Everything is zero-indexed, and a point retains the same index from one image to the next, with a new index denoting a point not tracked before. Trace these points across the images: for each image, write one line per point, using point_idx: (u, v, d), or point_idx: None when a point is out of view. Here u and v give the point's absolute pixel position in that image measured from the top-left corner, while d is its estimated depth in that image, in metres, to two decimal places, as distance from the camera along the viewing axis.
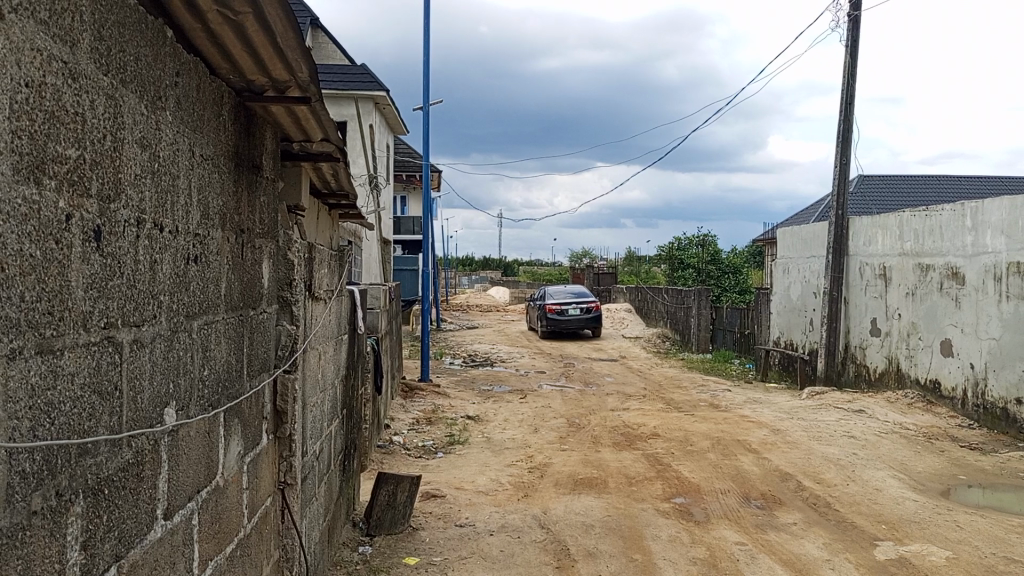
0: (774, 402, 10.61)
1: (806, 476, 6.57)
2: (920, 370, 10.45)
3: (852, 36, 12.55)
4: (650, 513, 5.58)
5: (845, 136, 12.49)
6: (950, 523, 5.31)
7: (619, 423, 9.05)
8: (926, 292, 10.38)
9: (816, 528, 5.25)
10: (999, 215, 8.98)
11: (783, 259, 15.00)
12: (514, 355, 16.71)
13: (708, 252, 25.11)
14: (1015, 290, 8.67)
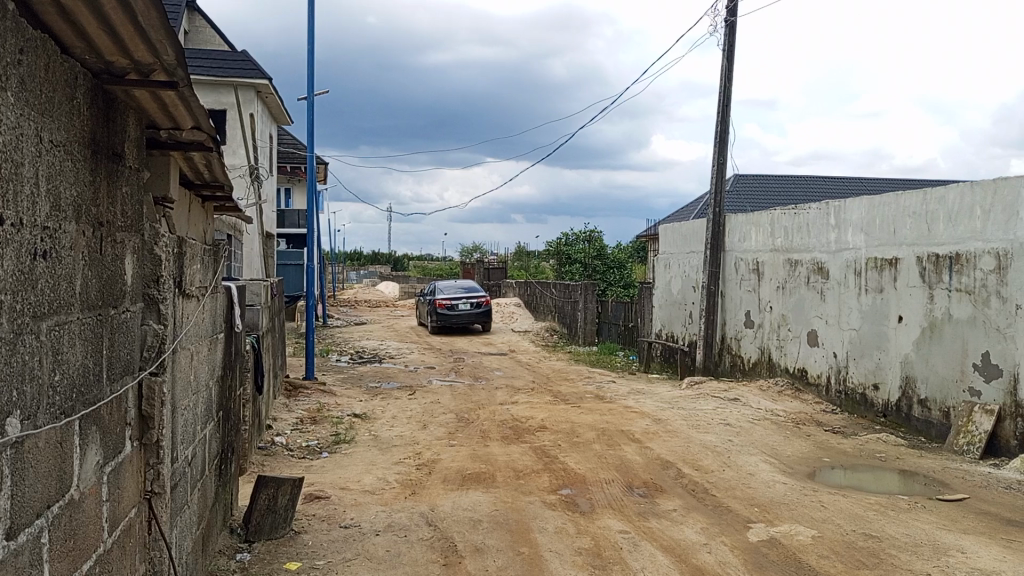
0: (656, 392, 10.97)
1: (685, 463, 6.82)
2: (790, 358, 11.07)
3: (729, 40, 13.12)
4: (537, 506, 5.63)
5: (722, 137, 13.06)
6: (815, 503, 5.64)
7: (507, 417, 9.10)
8: (795, 286, 10.98)
9: (694, 514, 5.45)
10: (860, 214, 9.62)
11: (664, 254, 15.51)
12: (403, 351, 16.51)
13: (594, 248, 25.68)
14: (873, 283, 9.32)
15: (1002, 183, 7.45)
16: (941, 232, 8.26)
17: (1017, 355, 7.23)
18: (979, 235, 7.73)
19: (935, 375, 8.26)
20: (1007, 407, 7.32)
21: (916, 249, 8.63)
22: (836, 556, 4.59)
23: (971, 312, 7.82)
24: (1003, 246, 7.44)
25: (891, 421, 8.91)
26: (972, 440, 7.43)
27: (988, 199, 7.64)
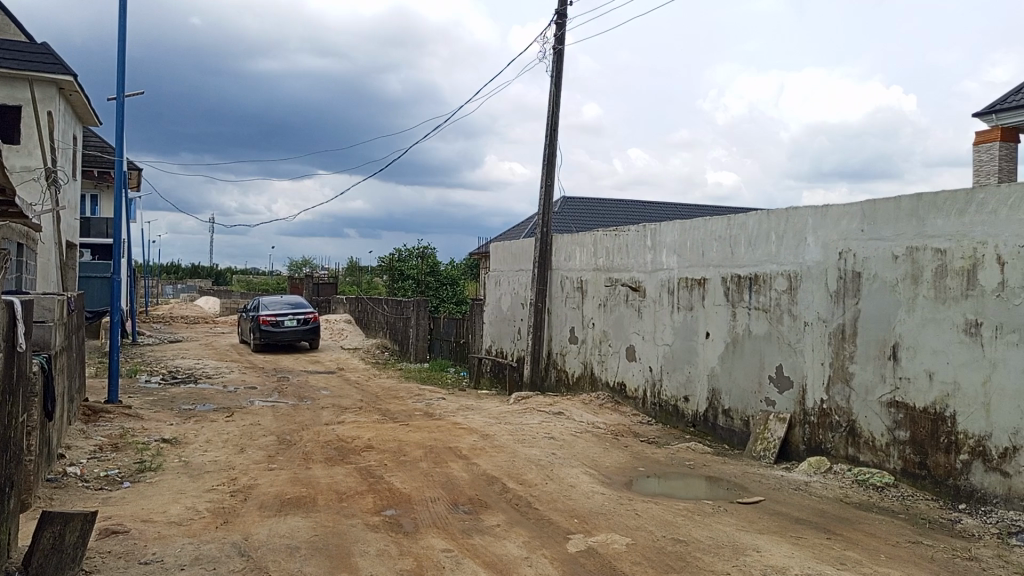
0: (484, 408, 11.08)
1: (510, 478, 6.92)
2: (610, 373, 11.59)
3: (557, 67, 13.65)
4: (359, 529, 5.48)
5: (550, 159, 13.51)
6: (629, 511, 5.91)
7: (332, 438, 8.81)
8: (615, 303, 11.52)
9: (517, 528, 5.52)
10: (673, 237, 10.29)
11: (495, 271, 15.76)
12: (221, 370, 15.59)
13: (427, 264, 25.67)
14: (684, 301, 9.98)
15: (793, 212, 8.25)
16: (742, 255, 8.99)
17: (805, 368, 8.00)
18: (774, 259, 8.50)
19: (737, 387, 8.95)
20: (796, 415, 8.09)
21: (721, 270, 9.33)
22: (647, 562, 4.82)
23: (767, 329, 8.55)
24: (794, 269, 8.21)
25: (699, 430, 9.55)
26: (768, 446, 8.14)
27: (781, 227, 8.43)
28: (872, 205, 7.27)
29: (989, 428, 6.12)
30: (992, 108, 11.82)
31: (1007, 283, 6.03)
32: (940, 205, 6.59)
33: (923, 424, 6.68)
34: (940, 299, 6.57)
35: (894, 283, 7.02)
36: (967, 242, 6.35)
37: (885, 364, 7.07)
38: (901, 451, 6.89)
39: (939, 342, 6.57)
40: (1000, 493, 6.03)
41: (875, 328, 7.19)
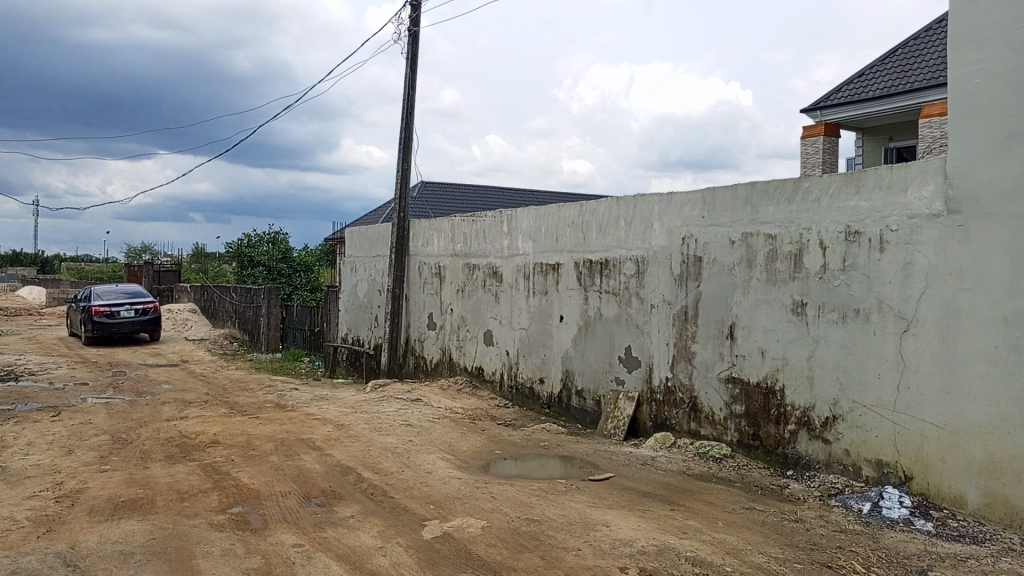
0: (339, 397, 10.82)
1: (365, 468, 6.78)
2: (467, 358, 11.64)
3: (412, 50, 13.46)
4: (202, 529, 5.19)
5: (406, 143, 13.32)
6: (485, 494, 5.95)
7: (174, 434, 8.29)
8: (472, 288, 11.56)
9: (371, 518, 5.42)
10: (528, 223, 10.43)
11: (350, 257, 15.37)
12: (47, 366, 14.28)
13: (279, 250, 24.75)
14: (539, 285, 10.16)
15: (641, 199, 8.58)
16: (594, 241, 9.24)
17: (652, 348, 8.37)
18: (623, 244, 8.80)
19: (589, 367, 9.24)
20: (644, 394, 8.46)
21: (573, 255, 9.57)
22: (502, 543, 4.87)
23: (617, 312, 8.86)
24: (641, 254, 8.54)
25: (554, 411, 9.79)
26: (618, 423, 8.46)
27: (629, 213, 8.74)
28: (712, 194, 7.68)
29: (813, 399, 6.66)
30: (818, 105, 12.84)
31: (828, 266, 6.56)
32: (772, 194, 7.07)
33: (756, 398, 7.17)
34: (771, 281, 7.05)
35: (731, 266, 7.46)
36: (794, 228, 6.84)
37: (723, 342, 7.52)
38: (737, 424, 7.36)
39: (770, 321, 7.05)
40: (821, 459, 6.58)
41: (715, 309, 7.62)
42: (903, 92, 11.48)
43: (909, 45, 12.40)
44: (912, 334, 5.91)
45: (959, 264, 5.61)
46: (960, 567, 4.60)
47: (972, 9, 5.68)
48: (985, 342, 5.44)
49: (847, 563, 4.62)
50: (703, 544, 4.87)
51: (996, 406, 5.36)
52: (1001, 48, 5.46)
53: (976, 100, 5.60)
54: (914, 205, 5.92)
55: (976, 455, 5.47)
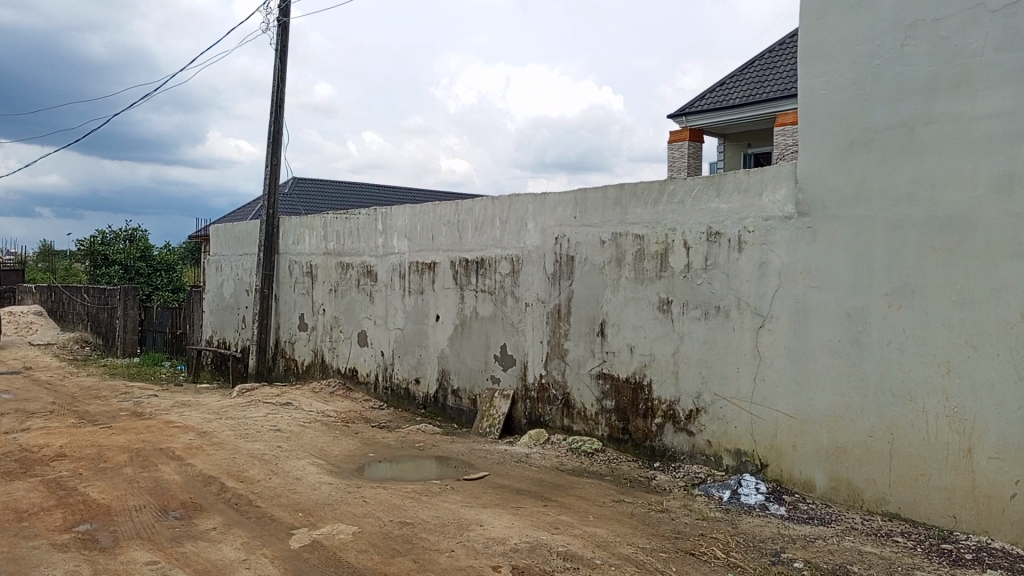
0: (203, 403, 10.28)
1: (229, 476, 6.47)
2: (341, 359, 11.36)
3: (281, 41, 12.99)
4: (43, 551, 4.77)
5: (275, 137, 12.84)
6: (357, 499, 5.81)
7: (12, 448, 7.60)
8: (345, 288, 11.29)
9: (235, 530, 5.17)
10: (403, 221, 10.29)
11: (215, 255, 14.66)
12: None
13: (137, 248, 23.32)
14: (415, 285, 10.05)
15: (515, 198, 8.65)
16: (469, 239, 9.24)
17: (526, 346, 8.46)
18: (498, 243, 8.85)
19: (464, 367, 9.24)
20: (518, 391, 8.54)
21: (449, 254, 9.53)
22: (373, 549, 4.76)
23: (492, 310, 8.90)
24: (516, 253, 8.61)
25: (429, 411, 9.72)
26: (493, 422, 8.50)
27: (504, 212, 8.80)
28: (583, 194, 7.85)
29: (678, 393, 6.94)
30: (683, 111, 13.43)
31: (692, 265, 6.84)
32: (639, 195, 7.30)
33: (625, 393, 7.39)
34: (639, 280, 7.29)
35: (602, 266, 7.65)
36: (660, 229, 7.09)
37: (594, 340, 7.70)
38: (608, 419, 7.56)
39: (639, 318, 7.28)
40: (686, 450, 6.87)
41: (586, 306, 7.79)
42: (761, 101, 12.18)
43: (766, 57, 13.16)
44: (767, 330, 6.26)
45: (808, 263, 5.99)
46: (809, 547, 4.91)
47: (818, 26, 6.02)
48: (831, 337, 5.84)
49: (708, 550, 4.82)
50: (574, 538, 4.95)
51: (841, 396, 5.76)
52: (844, 62, 5.84)
53: (820, 110, 5.98)
54: (769, 207, 6.27)
55: (823, 442, 5.87)
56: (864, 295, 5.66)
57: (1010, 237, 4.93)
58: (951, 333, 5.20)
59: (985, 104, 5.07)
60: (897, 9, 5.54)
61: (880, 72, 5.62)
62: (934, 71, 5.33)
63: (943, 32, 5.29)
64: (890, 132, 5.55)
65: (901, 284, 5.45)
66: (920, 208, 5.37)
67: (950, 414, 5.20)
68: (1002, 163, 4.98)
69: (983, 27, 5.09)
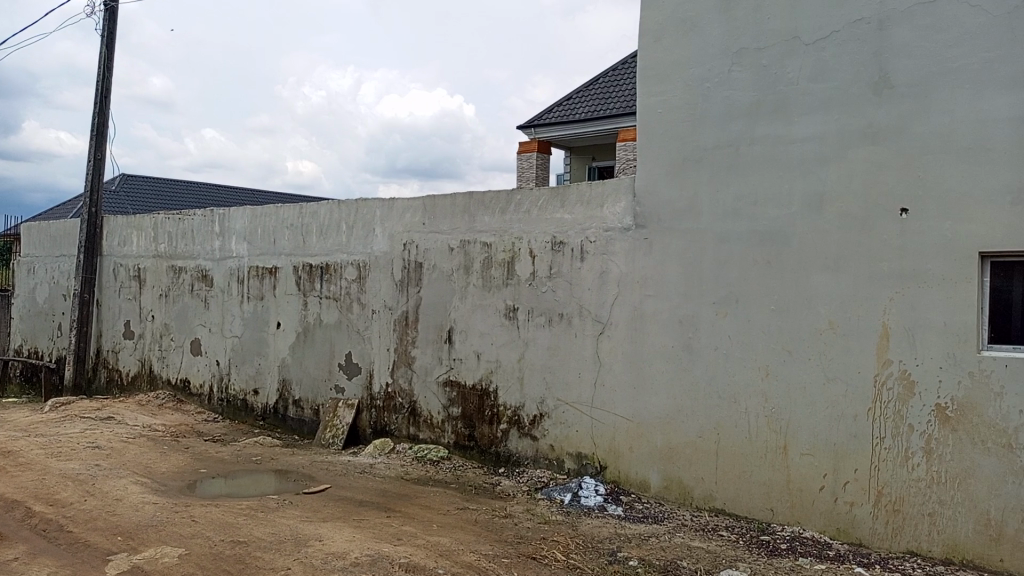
0: (8, 420, 9.28)
1: (37, 500, 5.85)
2: (171, 369, 10.64)
3: (108, 26, 12.04)
4: None
5: (99, 130, 11.85)
6: (185, 519, 5.43)
7: None
8: (177, 293, 10.60)
9: (41, 560, 4.68)
10: (243, 224, 9.81)
11: (27, 257, 13.32)
12: None
13: None
14: (254, 291, 9.59)
15: (362, 203, 8.48)
16: (313, 244, 8.95)
17: (372, 354, 8.29)
18: (343, 249, 8.62)
19: (307, 376, 8.91)
20: (363, 400, 8.35)
21: (292, 259, 9.18)
22: (201, 572, 4.47)
23: (337, 318, 8.65)
24: (362, 259, 8.43)
25: (269, 423, 9.30)
26: (336, 433, 8.26)
27: (351, 217, 8.60)
28: (432, 201, 7.81)
29: (522, 399, 7.05)
30: (532, 123, 13.73)
31: (537, 273, 6.97)
32: (487, 204, 7.36)
33: (472, 400, 7.41)
34: (486, 287, 7.34)
35: (449, 273, 7.64)
36: (507, 237, 7.19)
37: (441, 347, 7.67)
38: (454, 426, 7.55)
39: (486, 325, 7.33)
40: (530, 455, 6.98)
41: (433, 314, 7.75)
42: (604, 117, 12.67)
43: (609, 75, 13.72)
44: (607, 336, 6.49)
45: (645, 272, 6.27)
46: (643, 545, 5.12)
47: (655, 46, 6.30)
48: (665, 343, 6.14)
49: (548, 553, 4.91)
50: (417, 549, 4.88)
51: (673, 399, 6.07)
52: (678, 82, 6.16)
53: (656, 127, 6.27)
54: (609, 219, 6.51)
55: (657, 443, 6.15)
56: (694, 304, 5.99)
57: (820, 251, 5.39)
58: (770, 339, 5.61)
59: (800, 129, 5.53)
60: (726, 36, 5.92)
61: (710, 94, 5.99)
62: (757, 96, 5.74)
63: (765, 60, 5.71)
64: (718, 150, 5.92)
65: (727, 293, 5.82)
66: (743, 223, 5.76)
67: (768, 415, 5.60)
68: (814, 183, 5.45)
69: (799, 57, 5.55)
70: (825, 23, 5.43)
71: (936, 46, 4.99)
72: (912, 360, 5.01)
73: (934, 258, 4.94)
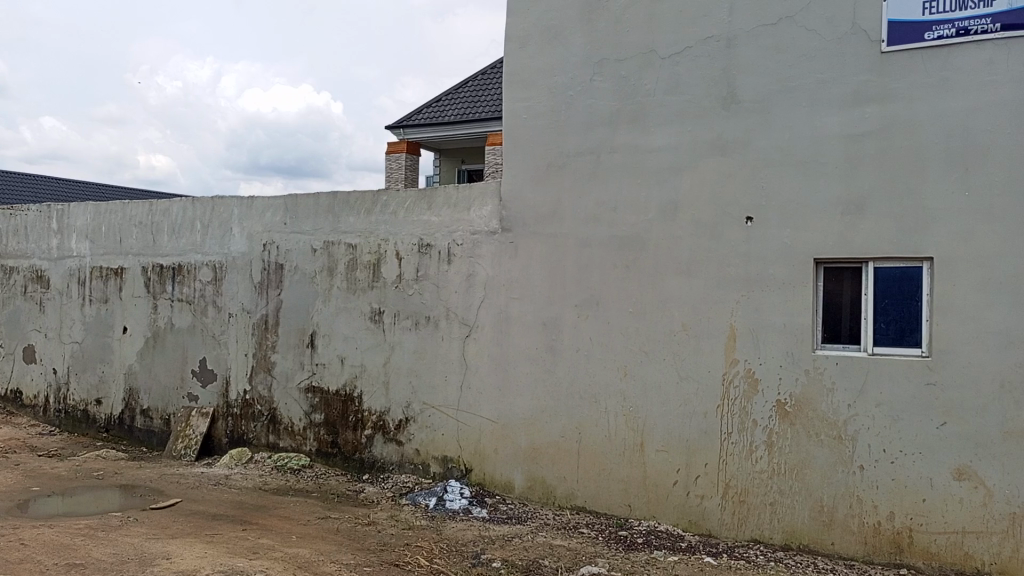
0: None
1: None
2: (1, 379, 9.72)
3: None
4: None
5: None
6: (14, 543, 4.97)
7: None
8: (8, 296, 9.70)
9: None
10: (84, 221, 9.11)
11: None
12: None
13: None
14: (97, 293, 8.93)
15: (219, 201, 8.08)
16: (165, 244, 8.44)
17: (229, 360, 7.92)
18: (198, 249, 8.19)
19: (156, 384, 8.40)
20: (219, 408, 7.96)
21: (140, 259, 8.62)
22: None
23: (190, 322, 8.20)
24: (218, 260, 8.04)
25: (114, 434, 8.69)
26: (189, 443, 7.84)
27: (206, 215, 8.18)
28: (294, 201, 7.56)
29: (387, 403, 6.95)
30: (401, 123, 13.59)
31: (403, 276, 6.90)
32: (352, 204, 7.21)
33: (335, 405, 7.23)
34: (351, 289, 7.18)
35: (312, 275, 7.42)
36: (373, 239, 7.07)
37: (304, 352, 7.44)
38: (316, 433, 7.34)
39: (350, 329, 7.18)
40: (395, 460, 6.89)
41: (295, 317, 7.50)
42: (474, 121, 12.72)
43: (478, 79, 13.80)
44: (473, 339, 6.51)
45: (510, 275, 6.35)
46: (506, 546, 5.17)
47: (520, 52, 6.38)
48: (530, 345, 6.24)
49: (412, 559, 4.86)
50: (274, 562, 4.71)
51: (537, 400, 6.17)
52: (542, 89, 6.28)
53: (521, 133, 6.36)
54: (475, 222, 6.54)
55: (521, 444, 6.23)
56: (558, 306, 6.13)
57: (674, 256, 5.65)
58: (628, 340, 5.82)
59: (656, 139, 5.77)
60: (587, 46, 6.09)
61: (573, 102, 6.14)
62: (617, 106, 5.94)
63: (624, 71, 5.92)
64: (580, 157, 6.08)
65: (588, 296, 5.99)
66: (604, 228, 5.95)
67: (627, 413, 5.80)
68: (668, 192, 5.71)
69: (655, 70, 5.79)
70: (679, 39, 5.70)
71: (777, 66, 5.34)
72: (755, 359, 5.35)
73: (775, 264, 5.29)
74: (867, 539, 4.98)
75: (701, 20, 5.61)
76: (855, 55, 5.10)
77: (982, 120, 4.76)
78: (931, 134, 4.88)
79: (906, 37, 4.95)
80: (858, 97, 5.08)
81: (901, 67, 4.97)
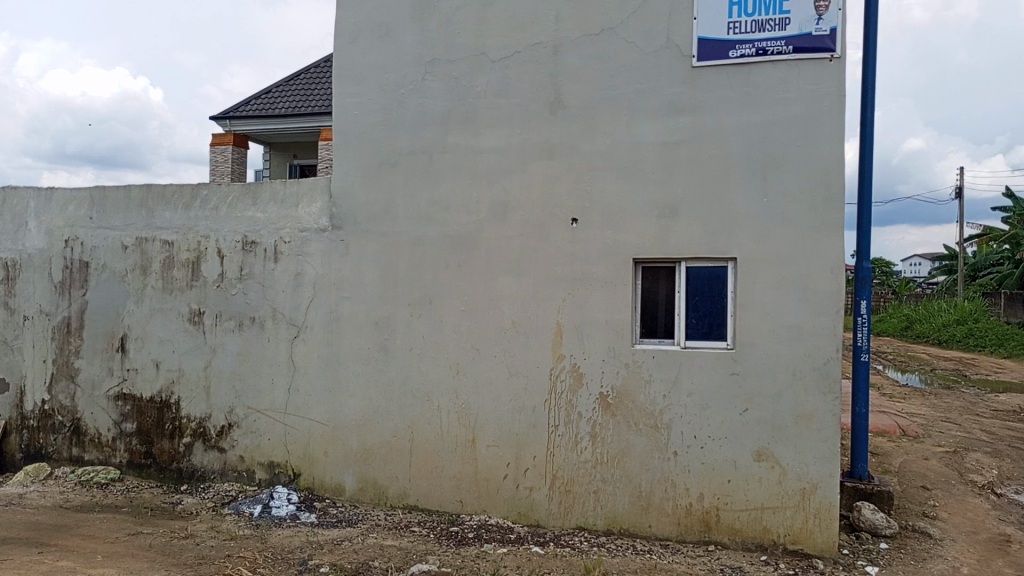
0: None
1: None
2: None
3: None
4: None
5: None
6: None
7: None
8: None
9: None
10: None
11: None
12: None
13: None
14: None
15: (12, 192, 7.30)
16: None
17: (24, 367, 7.18)
18: None
19: None
20: (12, 421, 7.20)
21: None
22: None
23: None
24: (11, 257, 7.26)
25: None
26: None
27: None
28: (102, 193, 6.98)
29: (209, 409, 6.58)
30: (226, 114, 12.89)
31: (226, 274, 6.56)
32: (168, 199, 6.76)
33: (149, 413, 6.76)
34: (167, 289, 6.74)
35: (122, 274, 6.88)
36: (191, 236, 6.67)
37: (113, 357, 6.88)
38: (127, 443, 6.82)
39: (166, 331, 6.73)
40: (217, 468, 6.54)
41: (103, 320, 6.92)
42: (306, 114, 12.32)
43: (310, 72, 13.38)
44: (301, 340, 6.31)
45: (340, 274, 6.21)
46: (335, 550, 5.06)
47: (350, 47, 6.26)
48: (361, 344, 6.14)
49: (233, 571, 4.64)
50: None
51: (369, 400, 6.09)
52: (373, 86, 6.20)
53: (351, 129, 6.24)
54: (304, 219, 6.34)
55: (352, 446, 6.12)
56: (389, 305, 6.07)
57: (504, 255, 5.77)
58: (460, 338, 5.87)
59: (486, 140, 5.86)
60: (419, 45, 6.08)
61: (404, 100, 6.10)
62: (448, 107, 5.98)
63: (455, 72, 5.97)
64: (412, 156, 6.06)
65: (420, 295, 5.99)
66: (435, 227, 5.97)
67: (458, 410, 5.86)
68: (498, 192, 5.82)
69: (485, 73, 5.88)
70: (507, 44, 5.83)
71: (599, 75, 5.60)
72: (580, 355, 5.57)
73: (597, 264, 5.54)
74: (680, 520, 5.34)
75: (529, 26, 5.77)
76: (669, 68, 5.44)
77: (778, 133, 5.23)
78: (735, 145, 5.30)
79: (713, 54, 5.34)
80: (672, 107, 5.43)
81: (709, 81, 5.36)
